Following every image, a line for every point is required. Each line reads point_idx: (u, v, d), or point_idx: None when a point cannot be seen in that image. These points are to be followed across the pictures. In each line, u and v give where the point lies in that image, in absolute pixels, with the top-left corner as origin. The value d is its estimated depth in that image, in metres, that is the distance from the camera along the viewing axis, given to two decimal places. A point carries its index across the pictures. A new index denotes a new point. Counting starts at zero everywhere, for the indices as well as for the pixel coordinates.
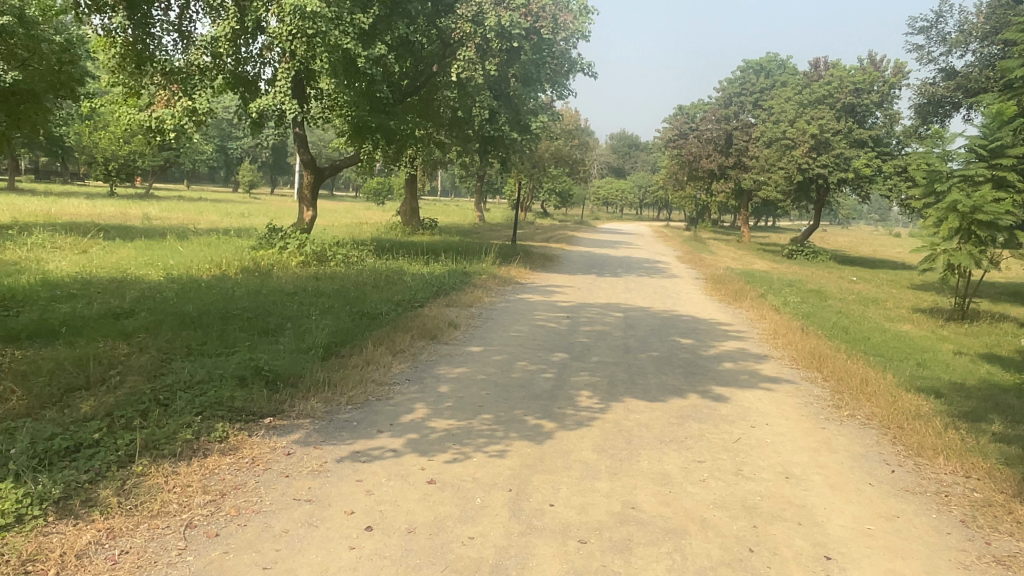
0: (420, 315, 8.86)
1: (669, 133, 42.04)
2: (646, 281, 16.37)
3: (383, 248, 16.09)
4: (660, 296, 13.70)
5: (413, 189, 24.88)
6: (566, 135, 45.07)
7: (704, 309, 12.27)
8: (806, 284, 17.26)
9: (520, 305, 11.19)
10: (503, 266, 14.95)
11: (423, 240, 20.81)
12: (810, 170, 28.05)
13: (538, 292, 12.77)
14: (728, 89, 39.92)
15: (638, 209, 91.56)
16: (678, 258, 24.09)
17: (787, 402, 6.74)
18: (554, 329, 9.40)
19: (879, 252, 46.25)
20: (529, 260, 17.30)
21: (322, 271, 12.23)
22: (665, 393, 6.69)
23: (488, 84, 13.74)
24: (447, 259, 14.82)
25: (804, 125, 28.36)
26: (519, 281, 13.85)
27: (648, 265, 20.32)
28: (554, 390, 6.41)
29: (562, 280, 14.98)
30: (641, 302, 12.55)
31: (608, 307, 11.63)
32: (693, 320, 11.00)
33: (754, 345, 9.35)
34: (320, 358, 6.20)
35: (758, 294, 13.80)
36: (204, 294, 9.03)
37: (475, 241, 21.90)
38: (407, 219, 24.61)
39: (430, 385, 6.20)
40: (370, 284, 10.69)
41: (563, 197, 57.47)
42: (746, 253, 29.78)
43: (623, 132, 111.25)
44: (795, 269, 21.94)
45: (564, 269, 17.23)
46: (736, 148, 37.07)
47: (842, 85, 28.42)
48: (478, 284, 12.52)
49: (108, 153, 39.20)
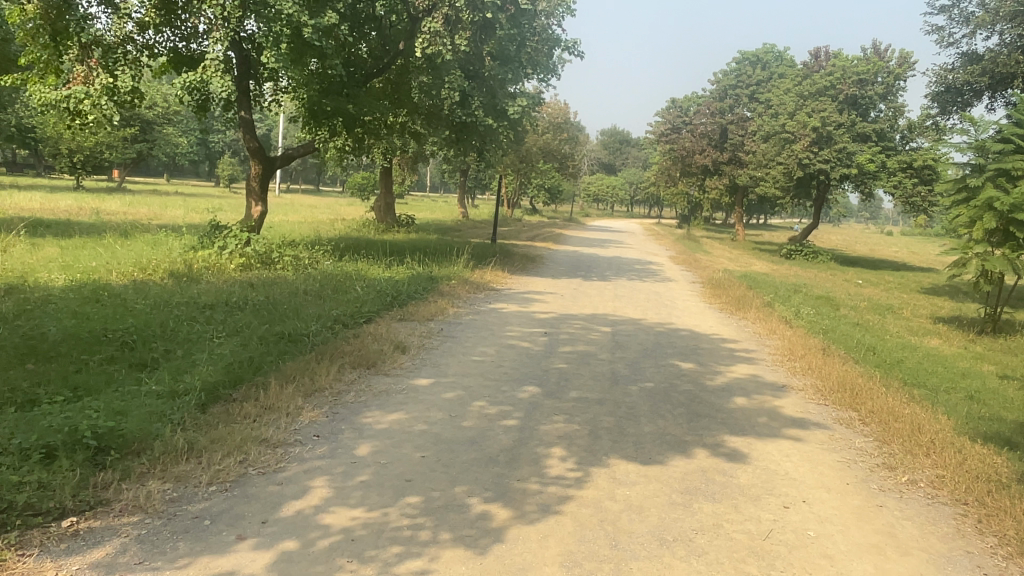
0: (360, 336, 7.20)
1: (661, 126, 40.31)
2: (637, 285, 14.75)
3: (345, 248, 14.39)
4: (653, 304, 12.07)
5: (388, 183, 23.15)
6: (555, 129, 43.35)
7: (702, 321, 10.66)
8: (813, 289, 15.69)
9: (489, 317, 9.52)
10: (476, 269, 13.30)
11: (395, 239, 19.06)
12: (811, 166, 26.39)
13: (514, 301, 11.11)
14: (723, 81, 38.23)
15: (629, 205, 89.95)
16: (672, 259, 22.48)
17: (826, 463, 5.10)
18: (526, 350, 7.74)
19: (876, 252, 44.87)
20: (508, 262, 15.63)
21: (264, 276, 10.55)
22: (664, 448, 5.05)
23: (459, 62, 12.08)
24: (414, 261, 13.15)
25: (805, 118, 26.69)
26: (493, 287, 12.19)
27: (639, 267, 18.66)
28: (514, 447, 4.76)
29: (544, 285, 13.34)
30: (631, 312, 10.93)
31: (593, 320, 9.98)
32: (692, 336, 9.37)
33: (768, 371, 7.72)
34: (193, 410, 4.54)
35: (764, 303, 12.21)
36: (96, 306, 7.34)
37: (453, 240, 20.28)
38: (382, 215, 22.93)
39: (344, 444, 4.53)
40: (311, 293, 9.00)
41: (552, 193, 55.80)
42: (743, 254, 28.25)
43: (614, 129, 109.72)
44: (797, 272, 20.42)
45: (547, 272, 15.59)
46: (732, 143, 35.48)
47: (845, 76, 26.84)
48: (444, 291, 10.85)
49: (73, 144, 37.30)
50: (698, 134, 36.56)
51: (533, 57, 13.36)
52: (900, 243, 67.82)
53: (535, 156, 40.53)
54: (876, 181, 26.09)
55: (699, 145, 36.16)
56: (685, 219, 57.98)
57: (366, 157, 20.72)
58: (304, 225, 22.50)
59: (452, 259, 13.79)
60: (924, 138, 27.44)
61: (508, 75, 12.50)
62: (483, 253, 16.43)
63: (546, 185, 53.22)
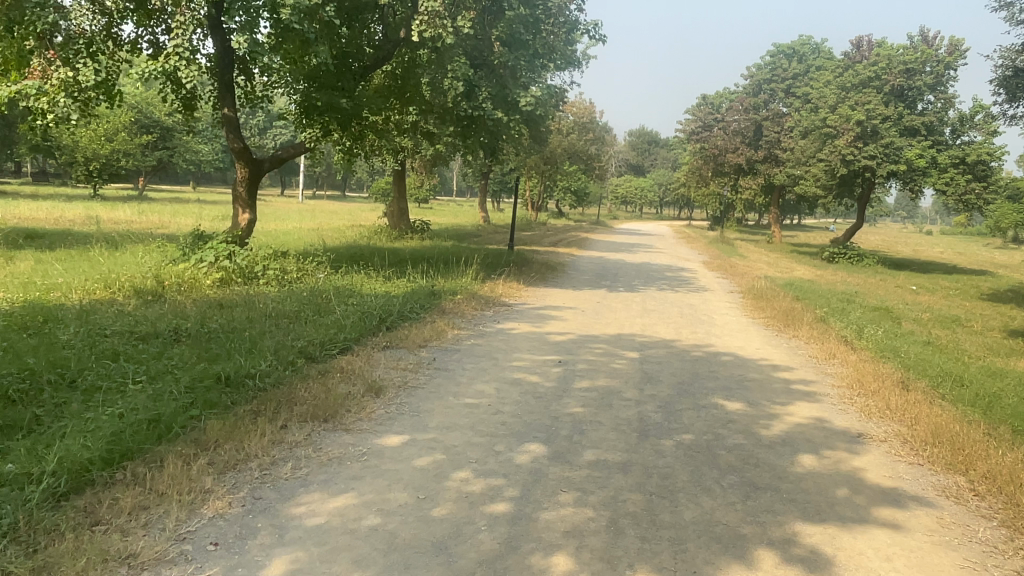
0: (329, 375, 5.81)
1: (691, 125, 38.55)
2: (669, 297, 13.22)
3: (345, 258, 13.04)
4: (688, 320, 10.52)
5: (402, 187, 21.86)
6: (580, 129, 41.82)
7: (747, 342, 9.10)
8: (867, 300, 14.00)
9: (496, 341, 8.06)
10: (488, 281, 11.87)
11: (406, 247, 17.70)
12: (856, 162, 24.54)
13: (527, 319, 9.65)
14: (756, 75, 36.32)
15: (658, 207, 88.00)
16: (706, 264, 20.85)
17: (949, 573, 3.54)
18: (533, 387, 6.27)
19: (922, 253, 42.56)
20: (525, 272, 14.20)
21: (241, 294, 9.22)
22: (713, 549, 3.57)
23: (464, 49, 10.71)
24: (417, 273, 11.77)
25: (848, 110, 24.82)
26: (505, 302, 10.77)
27: (670, 275, 17.09)
28: (499, 557, 3.31)
29: (564, 298, 11.89)
30: (663, 331, 9.40)
31: (618, 343, 8.47)
32: (737, 364, 7.83)
33: (836, 414, 6.19)
34: (34, 512, 3.19)
35: (816, 318, 10.60)
36: (12, 337, 6.06)
37: (469, 247, 18.94)
38: (395, 221, 21.67)
39: (250, 560, 3.12)
40: (283, 318, 7.64)
41: (579, 195, 54.25)
42: (781, 257, 26.52)
43: (643, 129, 107.73)
44: (844, 278, 18.68)
45: (568, 282, 14.13)
46: (767, 140, 33.63)
47: (890, 66, 24.94)
48: (447, 309, 9.43)
49: (89, 152, 36.72)
50: (731, 131, 34.81)
51: (551, 47, 11.86)
52: (943, 242, 65.05)
53: (559, 157, 39.07)
54: (925, 178, 24.16)
55: (732, 143, 34.40)
56: (717, 220, 55.99)
57: (376, 158, 19.44)
58: (313, 234, 21.31)
59: (462, 270, 12.37)
60: (977, 131, 25.41)
61: (522, 64, 11.01)
62: (498, 261, 15.01)
63: (572, 186, 51.68)
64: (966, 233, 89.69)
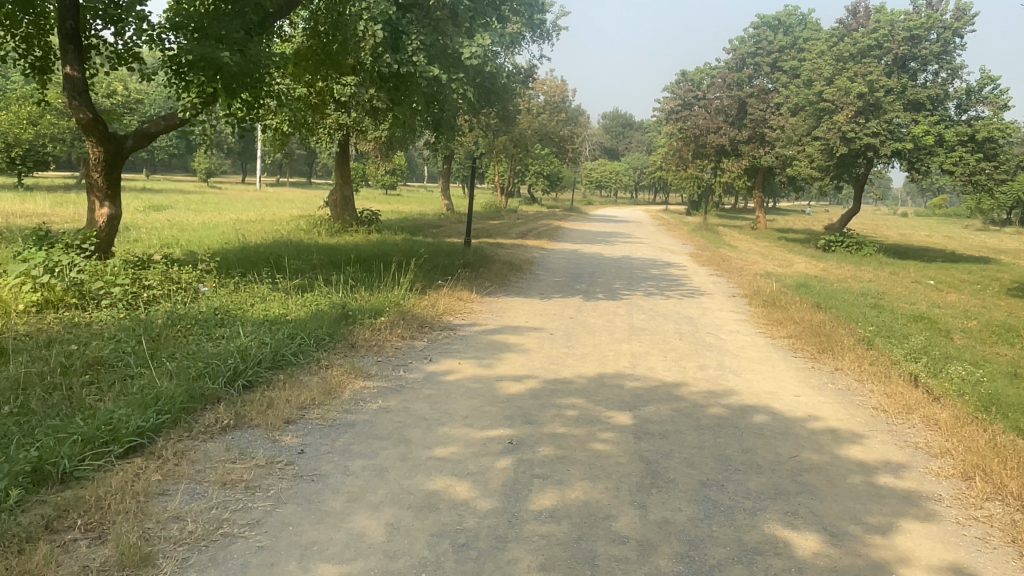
0: (56, 531, 3.08)
1: (670, 103, 35.85)
2: (660, 306, 10.58)
3: (245, 268, 10.26)
4: (693, 346, 7.85)
5: (344, 172, 18.83)
6: (552, 110, 39.01)
7: (781, 385, 6.46)
8: (898, 306, 11.48)
9: (418, 401, 5.31)
10: (427, 294, 9.11)
11: (343, 246, 14.85)
12: (856, 139, 21.85)
13: (474, 353, 6.90)
14: (739, 47, 33.51)
15: (632, 190, 85.61)
16: (694, 257, 18.25)
17: None
18: (455, 518, 3.55)
19: (910, 237, 40.58)
20: (481, 276, 11.45)
21: (55, 327, 6.44)
22: None
23: None
24: (333, 284, 8.97)
25: (847, 82, 22.20)
26: (446, 325, 8.03)
27: (656, 273, 14.47)
28: None
29: (530, 313, 9.17)
30: (664, 370, 6.71)
31: (602, 397, 5.75)
32: (780, 434, 5.16)
33: (986, 559, 3.54)
34: None
35: (858, 339, 8.02)
36: None
37: (420, 244, 16.12)
38: (338, 211, 18.71)
39: None
40: (72, 382, 4.82)
41: (552, 179, 51.47)
42: (772, 246, 24.12)
43: (617, 113, 105.19)
44: (853, 274, 16.22)
45: (536, 287, 11.43)
46: (752, 119, 31.17)
47: (892, 33, 22.53)
48: (359, 343, 6.65)
49: (10, 137, 33.00)
50: (713, 109, 32.55)
51: None
52: (924, 225, 63.36)
53: (530, 139, 36.25)
54: (932, 157, 21.79)
55: (714, 122, 32.29)
56: (696, 205, 53.77)
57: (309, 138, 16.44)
58: (241, 230, 18.26)
59: (395, 278, 9.60)
60: (986, 105, 23.07)
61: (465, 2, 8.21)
62: (446, 262, 12.23)
63: (545, 170, 48.93)
64: (942, 214, 88.76)
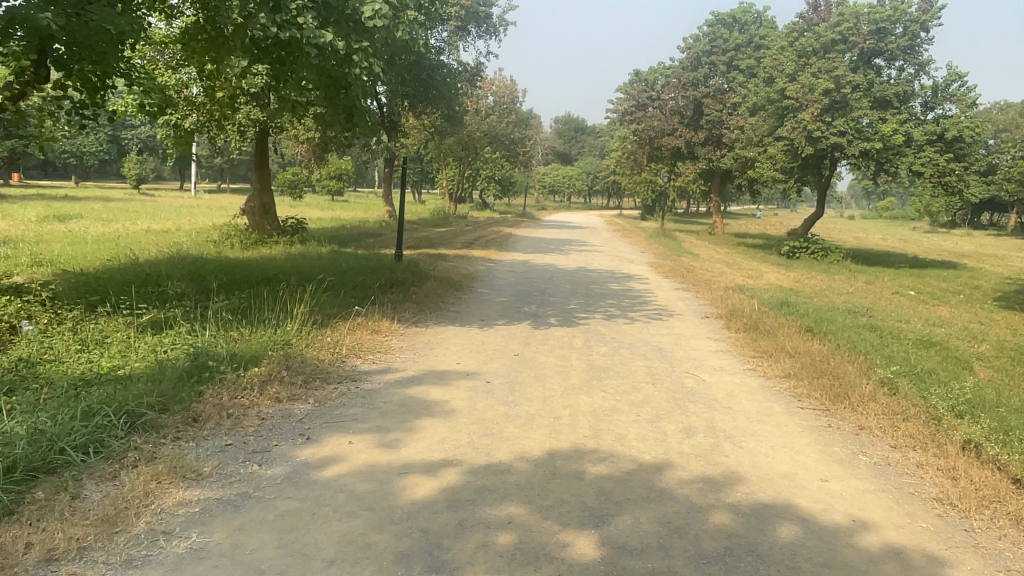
0: None
1: (623, 104, 34.31)
2: (624, 333, 8.75)
3: (101, 296, 8.15)
4: (672, 395, 6.02)
5: (262, 176, 16.60)
6: (501, 111, 37.22)
7: (799, 463, 4.66)
8: (895, 327, 9.89)
9: (263, 531, 3.33)
10: (327, 327, 7.13)
11: (251, 262, 12.73)
12: (823, 140, 20.18)
13: (374, 421, 4.93)
14: (693, 46, 31.99)
15: (586, 195, 84.38)
16: (656, 268, 16.58)
17: None
18: None
19: (867, 241, 39.88)
20: (407, 299, 9.48)
21: None
22: None
23: None
24: (202, 318, 6.93)
25: (811, 78, 20.62)
26: (347, 373, 6.03)
27: (616, 289, 12.67)
28: None
29: (464, 349, 7.24)
30: (640, 442, 4.85)
31: (553, 501, 3.85)
32: (828, 568, 3.32)
33: None
34: None
35: (877, 384, 6.32)
36: None
37: (344, 257, 14.06)
38: (256, 220, 16.47)
39: None
40: None
41: (504, 184, 49.59)
42: (735, 254, 22.70)
43: (570, 117, 104.06)
44: (830, 285, 14.73)
45: (475, 311, 9.50)
46: (709, 120, 29.85)
47: (858, 26, 21.40)
48: (205, 414, 4.65)
49: None
50: (668, 109, 31.09)
51: None
52: (877, 228, 63.28)
53: (478, 142, 34.32)
54: (901, 158, 20.32)
55: (669, 124, 30.79)
56: (651, 209, 52.55)
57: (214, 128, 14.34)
58: (142, 242, 15.93)
59: (289, 305, 7.60)
60: (953, 103, 21.97)
61: None
62: (366, 280, 10.24)
63: (496, 175, 47.05)
64: (890, 216, 89.73)
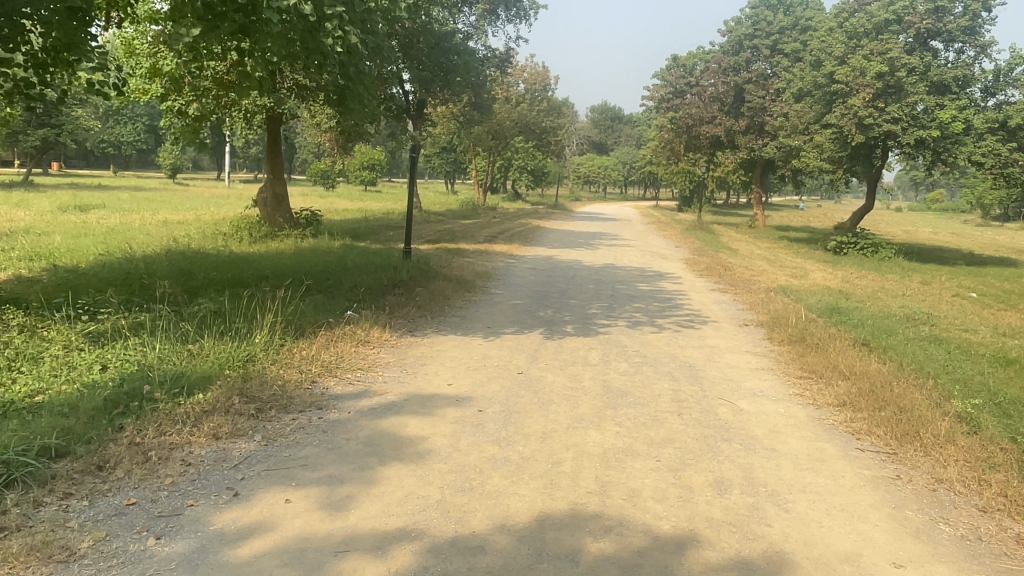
0: None
1: (660, 91, 32.92)
2: (649, 344, 7.71)
3: (66, 300, 7.37)
4: (702, 431, 4.97)
5: (275, 166, 15.81)
6: (533, 99, 36.12)
7: (864, 538, 3.61)
8: (963, 339, 8.69)
9: None
10: (305, 340, 6.22)
11: (254, 258, 11.91)
12: (875, 127, 18.69)
13: (327, 468, 3.97)
14: (735, 29, 30.39)
15: (622, 186, 82.82)
16: (691, 265, 15.45)
17: None
18: None
19: (917, 235, 37.92)
20: (409, 303, 8.55)
21: None
22: None
23: None
24: (160, 328, 6.08)
25: (862, 61, 19.16)
26: (313, 398, 5.08)
27: (645, 290, 11.60)
28: None
29: (461, 366, 6.28)
30: (658, 503, 3.81)
31: None
32: None
33: None
34: None
35: (955, 421, 5.21)
36: None
37: (354, 252, 13.20)
38: (268, 211, 15.71)
39: None
40: None
41: (537, 174, 48.44)
42: (777, 249, 21.38)
43: (606, 106, 102.30)
44: (882, 286, 13.48)
45: (483, 316, 8.52)
46: (750, 107, 28.40)
47: (914, 4, 19.87)
48: (114, 459, 3.75)
49: None
50: (707, 96, 29.76)
51: None
52: (925, 221, 60.85)
53: (509, 131, 33.30)
54: (960, 147, 18.61)
55: (708, 112, 29.44)
56: (688, 200, 51.06)
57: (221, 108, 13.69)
58: (151, 235, 15.28)
59: (264, 312, 6.70)
60: (1018, 88, 20.31)
61: None
62: (366, 280, 9.34)
63: (528, 165, 45.95)
64: (939, 209, 86.43)
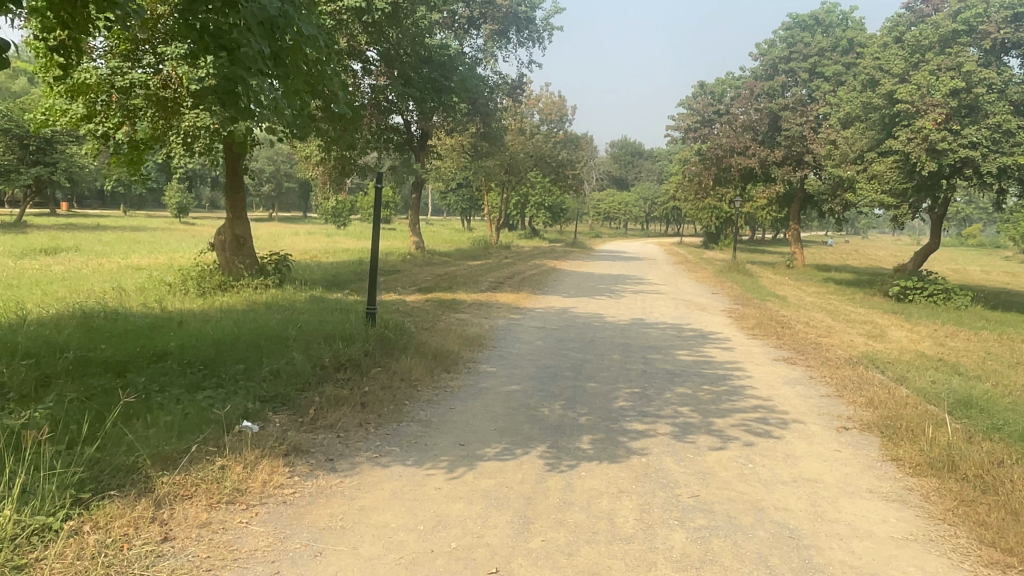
0: None
1: (687, 120, 30.35)
2: (712, 472, 4.85)
3: None
4: None
5: (234, 203, 13.23)
6: (549, 131, 33.75)
7: None
8: None
9: None
10: (105, 516, 3.47)
11: (180, 319, 9.25)
12: (950, 154, 15.74)
13: None
14: (769, 51, 27.80)
15: (644, 223, 80.27)
16: (736, 320, 12.58)
17: None
18: None
19: (969, 275, 34.67)
20: (345, 403, 5.75)
21: None
22: None
23: None
24: None
25: (929, 77, 16.35)
26: None
27: (687, 361, 8.76)
28: None
29: (390, 554, 3.46)
30: None
31: None
32: None
33: None
34: None
35: None
36: None
37: (315, 309, 10.48)
38: (224, 256, 13.10)
39: None
40: None
41: (554, 211, 46.03)
42: (830, 295, 18.47)
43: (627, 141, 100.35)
44: (990, 351, 10.54)
45: (457, 421, 5.68)
46: (788, 136, 25.67)
47: (989, 13, 17.65)
48: None
49: None
50: (739, 125, 27.22)
51: None
52: (966, 258, 57.50)
53: (523, 164, 30.88)
54: None
55: (741, 142, 26.83)
56: (715, 237, 48.33)
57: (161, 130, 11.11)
58: (85, 284, 12.74)
59: (60, 447, 3.95)
60: None
61: None
62: (295, 358, 6.57)
63: (546, 201, 43.52)
64: (977, 244, 82.79)
